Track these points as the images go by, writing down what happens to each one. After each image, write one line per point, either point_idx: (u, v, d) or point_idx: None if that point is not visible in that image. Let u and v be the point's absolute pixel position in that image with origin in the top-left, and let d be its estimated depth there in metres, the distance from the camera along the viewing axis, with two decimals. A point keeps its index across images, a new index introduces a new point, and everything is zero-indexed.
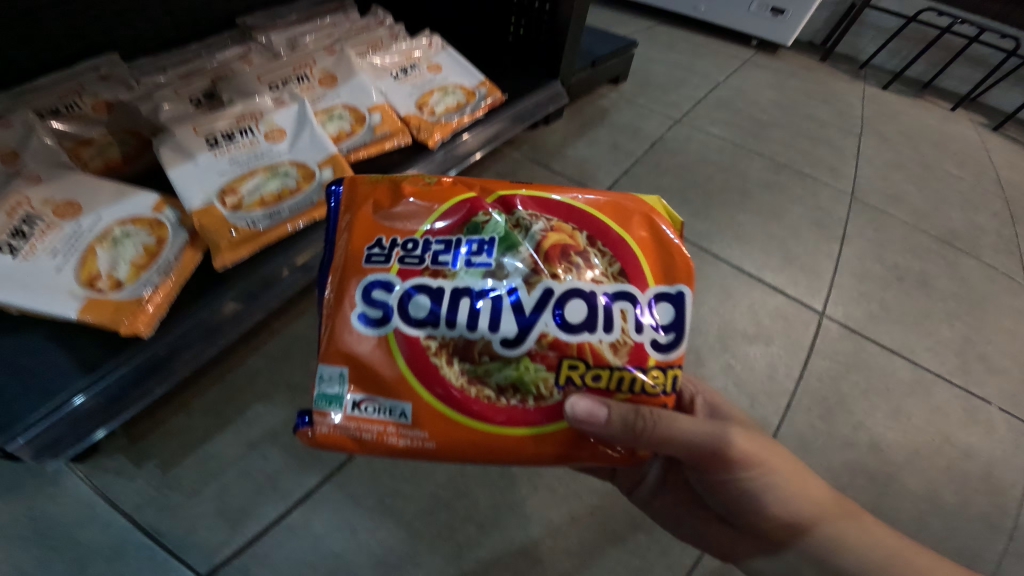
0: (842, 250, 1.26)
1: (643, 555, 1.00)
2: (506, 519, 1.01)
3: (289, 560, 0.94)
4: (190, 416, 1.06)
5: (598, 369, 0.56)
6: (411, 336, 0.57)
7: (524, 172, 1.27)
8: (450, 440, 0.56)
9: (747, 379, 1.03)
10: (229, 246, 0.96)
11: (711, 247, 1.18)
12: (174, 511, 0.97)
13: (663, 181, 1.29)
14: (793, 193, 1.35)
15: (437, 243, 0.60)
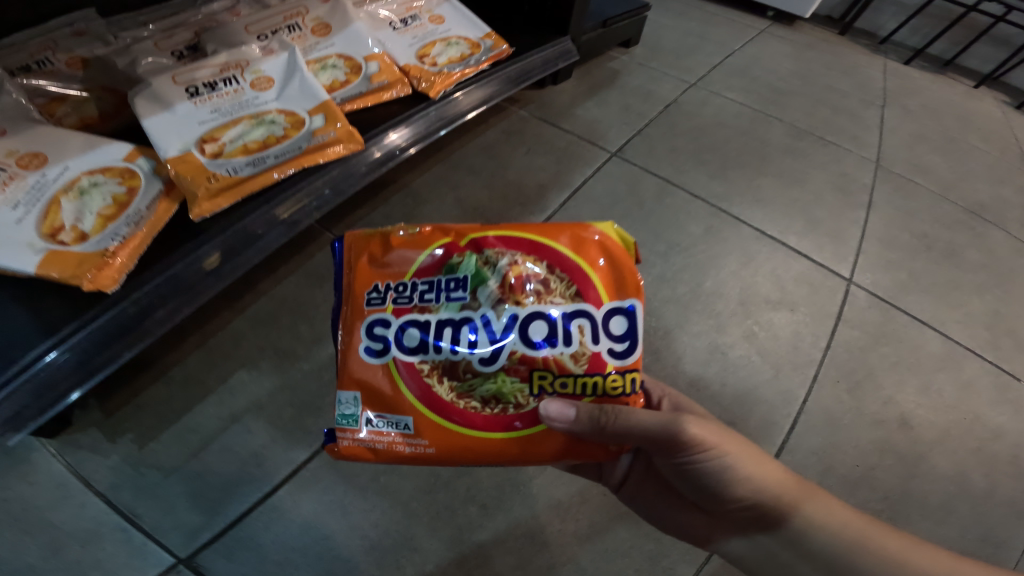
0: (868, 217, 1.18)
1: (657, 539, 0.92)
2: (512, 499, 0.92)
3: (275, 543, 0.86)
4: (167, 386, 0.95)
5: (564, 378, 0.60)
6: (409, 363, 0.60)
7: (531, 130, 1.18)
8: (450, 446, 0.60)
9: (771, 347, 0.95)
10: (206, 195, 0.85)
11: (731, 208, 1.10)
12: (152, 491, 0.89)
13: (678, 143, 1.20)
14: (816, 159, 1.27)
15: (423, 284, 0.63)
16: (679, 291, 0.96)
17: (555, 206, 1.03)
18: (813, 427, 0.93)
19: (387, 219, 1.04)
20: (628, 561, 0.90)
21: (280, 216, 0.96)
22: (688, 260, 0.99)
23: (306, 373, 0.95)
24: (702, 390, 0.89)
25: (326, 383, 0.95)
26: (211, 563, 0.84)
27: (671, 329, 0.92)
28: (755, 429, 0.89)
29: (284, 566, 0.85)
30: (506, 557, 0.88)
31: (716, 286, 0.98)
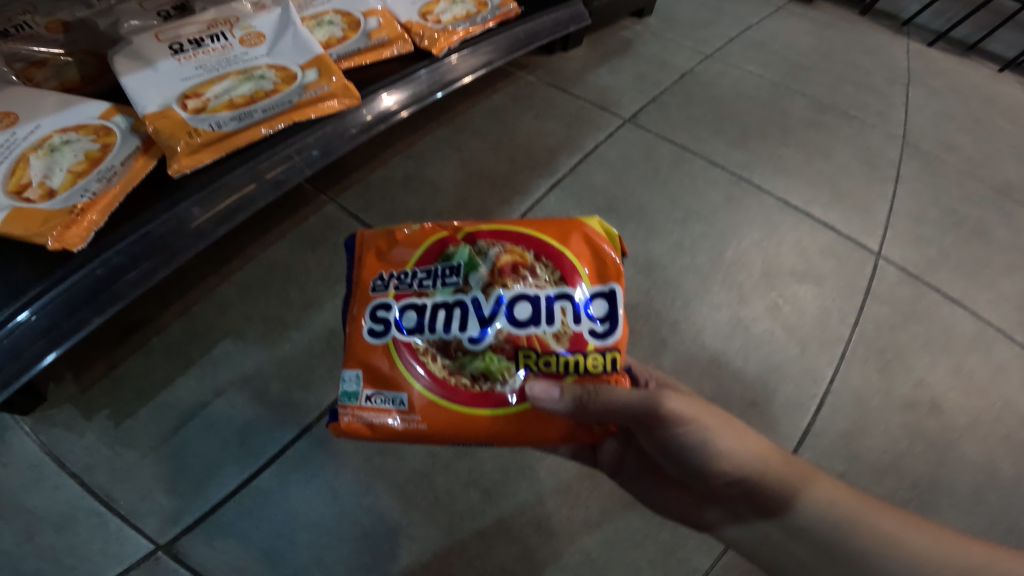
0: (897, 191, 1.12)
1: (673, 528, 0.84)
2: (517, 483, 0.84)
3: (259, 529, 0.79)
4: (146, 359, 0.87)
5: (547, 356, 0.58)
6: (407, 345, 0.59)
7: (540, 94, 1.10)
8: (443, 422, 0.58)
9: (798, 323, 0.88)
10: (187, 151, 0.78)
11: (752, 176, 1.03)
12: (129, 473, 0.82)
13: (695, 112, 1.13)
14: (840, 133, 1.20)
15: (423, 271, 0.63)
16: (698, 260, 0.89)
17: (566, 168, 0.98)
18: (841, 408, 0.86)
19: (386, 181, 0.97)
20: (640, 553, 0.82)
21: (265, 175, 0.88)
22: (708, 228, 0.93)
23: (292, 344, 0.87)
24: (723, 367, 0.82)
25: (314, 355, 0.86)
26: (193, 548, 0.78)
27: (688, 301, 0.86)
28: (778, 411, 0.83)
29: (269, 553, 0.78)
30: (509, 546, 0.81)
31: (737, 256, 0.91)
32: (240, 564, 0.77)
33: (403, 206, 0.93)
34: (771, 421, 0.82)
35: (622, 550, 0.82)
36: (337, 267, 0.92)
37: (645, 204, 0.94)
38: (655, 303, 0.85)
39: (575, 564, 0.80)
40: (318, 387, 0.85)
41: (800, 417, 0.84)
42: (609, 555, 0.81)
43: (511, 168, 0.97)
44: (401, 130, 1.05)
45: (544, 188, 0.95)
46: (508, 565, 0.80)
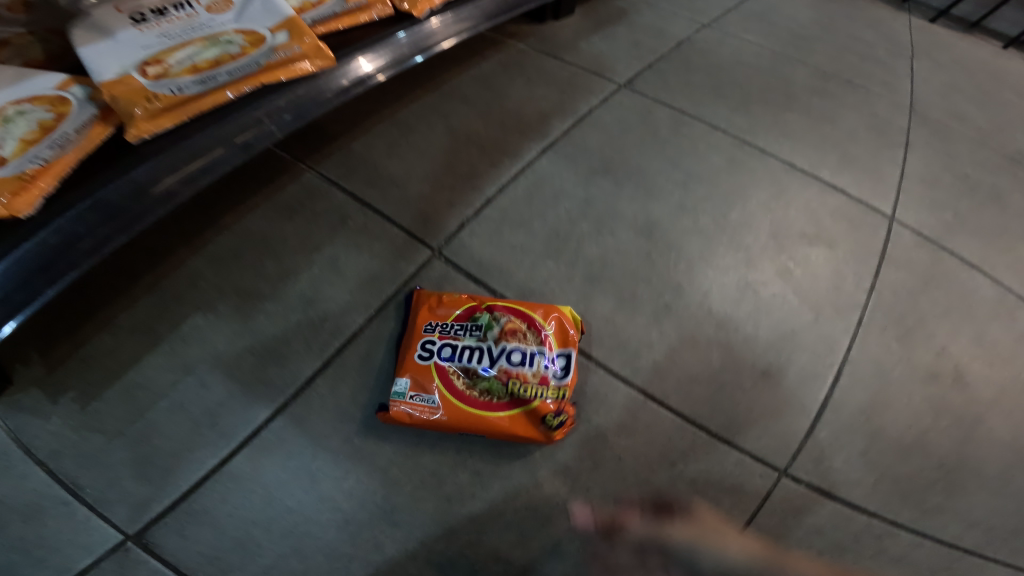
0: (906, 157, 1.07)
1: (683, 513, 0.71)
2: (509, 463, 0.74)
3: (233, 517, 0.71)
4: (116, 336, 0.81)
5: (525, 387, 0.73)
6: (445, 372, 0.73)
7: (531, 62, 1.06)
8: (460, 419, 0.71)
9: (810, 288, 0.84)
10: (146, 116, 0.72)
11: (755, 140, 0.99)
12: (94, 459, 0.74)
13: (694, 78, 1.08)
14: (846, 100, 1.15)
15: (457, 326, 0.77)
16: (701, 221, 0.87)
17: (560, 131, 0.95)
18: (860, 378, 0.80)
19: (368, 148, 0.94)
20: (646, 539, 0.71)
21: (236, 138, 0.83)
22: (711, 189, 0.90)
23: (268, 313, 0.81)
24: (731, 332, 0.79)
25: (290, 327, 0.80)
26: (164, 539, 0.70)
27: (692, 263, 0.83)
28: (792, 381, 0.78)
29: (243, 545, 0.70)
30: (503, 535, 0.71)
31: (743, 217, 0.88)
32: (212, 554, 0.70)
33: (390, 177, 0.90)
34: (786, 392, 0.77)
35: (625, 535, 0.71)
36: (316, 234, 0.86)
37: (644, 163, 0.92)
38: (657, 266, 0.83)
39: (575, 554, 0.70)
40: (294, 360, 0.78)
41: (817, 388, 0.78)
42: (611, 543, 0.70)
43: (504, 133, 0.95)
44: (388, 98, 1.01)
45: (535, 151, 0.93)
46: (501, 554, 0.70)
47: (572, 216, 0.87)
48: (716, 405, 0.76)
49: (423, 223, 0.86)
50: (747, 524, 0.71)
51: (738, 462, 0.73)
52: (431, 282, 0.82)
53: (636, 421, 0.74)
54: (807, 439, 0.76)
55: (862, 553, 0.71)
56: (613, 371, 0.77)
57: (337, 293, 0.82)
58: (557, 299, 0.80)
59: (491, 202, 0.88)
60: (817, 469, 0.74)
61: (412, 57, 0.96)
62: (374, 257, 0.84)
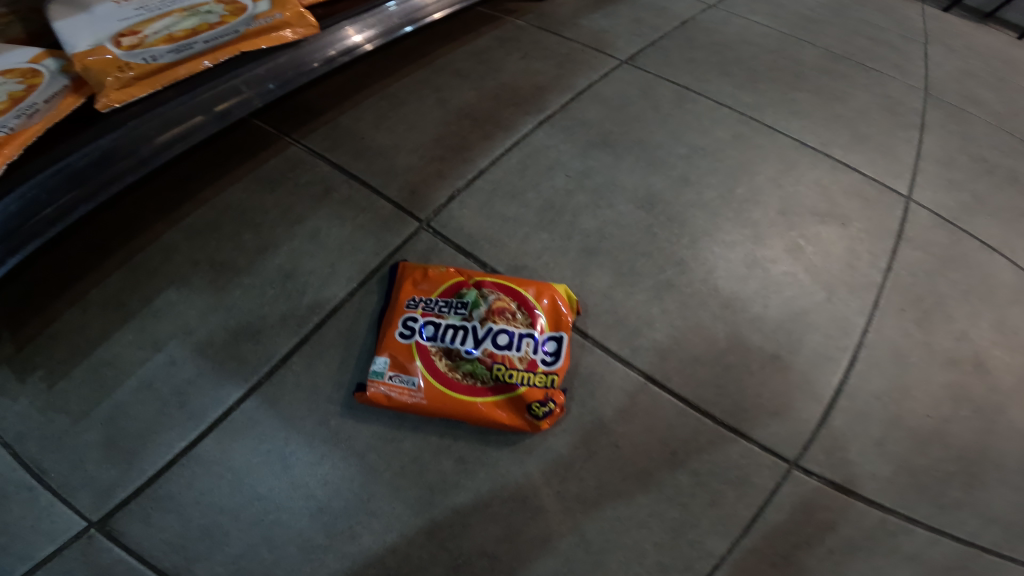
0: (921, 137, 1.02)
1: (684, 506, 0.65)
2: (498, 448, 0.69)
3: (201, 504, 0.67)
4: (85, 312, 0.76)
5: (511, 372, 0.67)
6: (426, 352, 0.69)
7: (528, 38, 1.03)
8: (440, 404, 0.67)
9: (821, 264, 0.79)
10: (117, 86, 0.69)
11: (762, 117, 0.94)
12: (58, 442, 0.70)
13: (698, 55, 1.04)
14: (857, 81, 1.10)
15: (441, 303, 0.72)
16: (705, 196, 0.83)
17: (557, 104, 0.91)
18: (875, 362, 0.74)
19: (356, 120, 0.90)
20: (645, 534, 0.64)
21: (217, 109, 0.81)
22: (716, 164, 0.86)
23: (245, 286, 0.77)
24: (738, 312, 0.74)
25: (268, 302, 0.76)
26: (126, 527, 0.66)
27: (696, 238, 0.79)
28: (805, 364, 0.73)
29: (211, 532, 0.66)
30: (489, 525, 0.66)
31: (750, 192, 0.84)
32: (178, 543, 0.65)
33: (379, 150, 0.87)
34: (798, 375, 0.72)
35: (620, 529, 0.64)
36: (299, 207, 0.82)
37: (643, 137, 0.87)
38: (657, 240, 0.78)
39: (565, 548, 0.64)
40: (270, 336, 0.74)
41: (831, 372, 0.73)
42: (606, 538, 0.64)
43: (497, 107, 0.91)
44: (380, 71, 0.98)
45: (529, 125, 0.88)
46: (485, 547, 0.65)
47: (569, 188, 0.82)
48: (722, 387, 0.70)
49: (411, 195, 0.82)
50: (754, 519, 0.65)
51: (746, 451, 0.68)
52: (417, 255, 0.78)
53: (633, 406, 0.69)
54: (821, 427, 0.70)
55: (876, 550, 0.66)
56: (611, 351, 0.71)
57: (317, 267, 0.78)
58: (550, 275, 0.75)
59: (483, 173, 0.83)
60: (829, 459, 0.69)
61: (402, 28, 0.95)
62: (357, 229, 0.80)
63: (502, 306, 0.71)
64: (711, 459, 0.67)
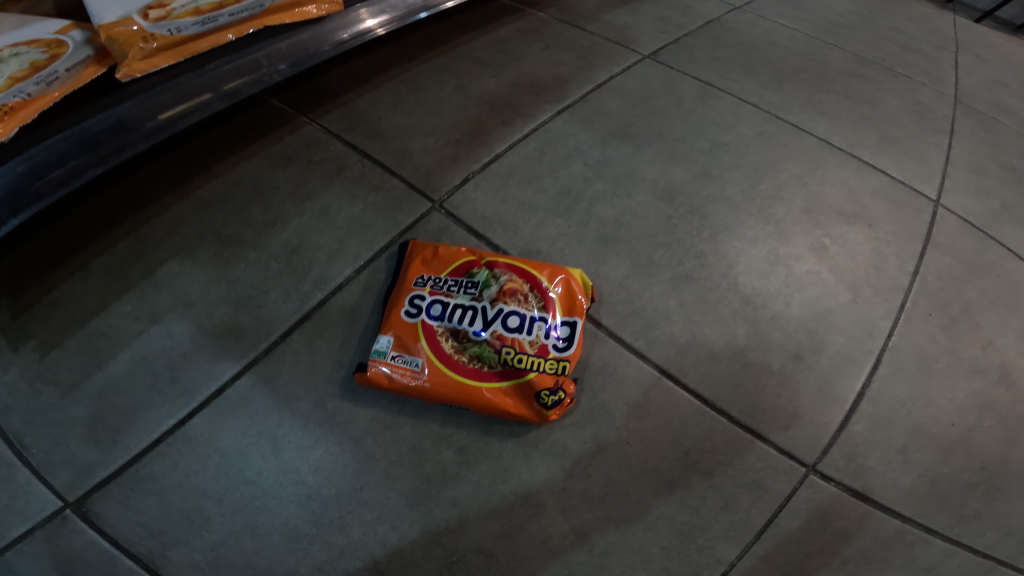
0: (951, 143, 1.00)
1: (694, 509, 0.62)
2: (501, 439, 0.66)
3: (182, 487, 0.65)
4: (85, 282, 0.76)
5: (521, 356, 0.65)
6: (432, 332, 0.67)
7: (551, 30, 1.03)
8: (443, 387, 0.64)
9: (846, 265, 0.77)
10: (139, 56, 0.70)
11: (789, 117, 0.93)
12: (45, 416, 0.69)
13: (722, 54, 1.03)
14: (886, 85, 1.09)
15: (451, 281, 0.70)
16: (728, 190, 0.82)
17: (577, 95, 0.91)
18: (898, 368, 0.71)
19: (374, 103, 0.91)
20: (652, 536, 0.61)
21: (225, 88, 0.80)
22: (739, 159, 0.85)
23: (252, 260, 0.77)
24: (758, 309, 0.72)
25: (272, 277, 0.76)
26: (103, 508, 0.64)
27: (718, 232, 0.77)
28: (827, 367, 0.70)
29: (191, 517, 0.64)
30: (487, 521, 0.62)
31: (775, 188, 0.82)
32: (155, 526, 0.64)
33: (395, 132, 0.87)
34: (818, 376, 0.69)
35: (625, 526, 0.61)
36: (311, 185, 0.83)
37: (665, 130, 0.87)
38: (676, 232, 0.77)
39: (565, 548, 0.61)
40: (274, 312, 0.74)
41: (853, 377, 0.70)
42: (611, 540, 0.61)
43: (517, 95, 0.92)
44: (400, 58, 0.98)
45: (550, 115, 0.89)
46: (482, 543, 0.62)
47: (585, 176, 0.82)
48: (740, 385, 0.68)
49: (424, 176, 0.82)
50: (767, 524, 0.62)
51: (763, 454, 0.64)
52: (427, 235, 0.77)
53: (646, 401, 0.66)
54: (842, 431, 0.67)
55: (890, 562, 0.62)
56: (625, 342, 0.70)
57: (325, 243, 0.78)
58: (567, 260, 0.74)
59: (500, 158, 0.83)
60: (849, 465, 0.65)
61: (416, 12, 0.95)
62: (368, 206, 0.80)
63: (514, 288, 0.69)
64: (721, 460, 0.64)
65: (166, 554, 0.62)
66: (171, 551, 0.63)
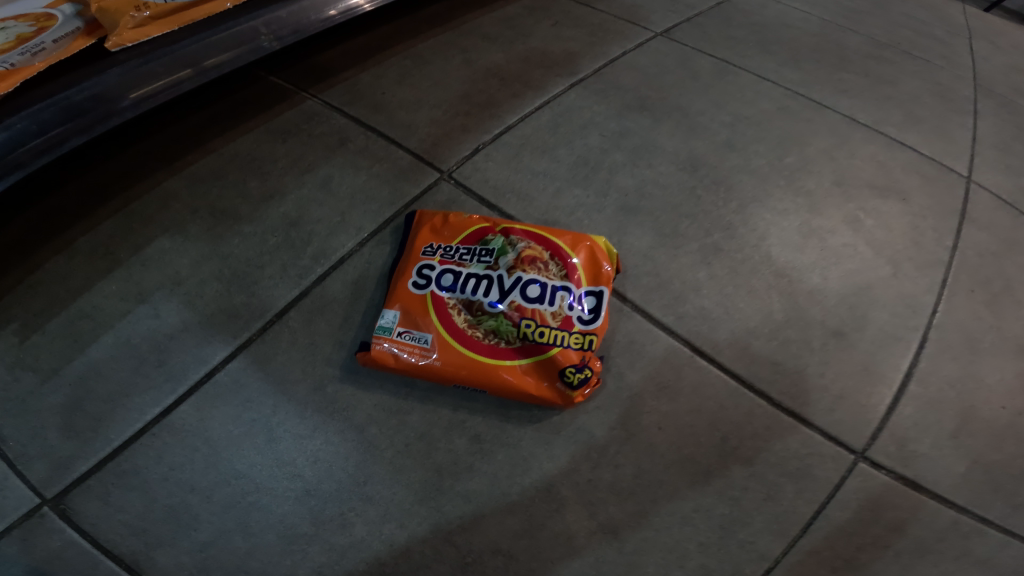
0: (976, 122, 1.34)
1: (739, 505, 0.90)
2: (520, 428, 0.97)
3: (167, 483, 0.92)
4: (70, 263, 1.09)
5: (543, 327, 0.97)
6: (442, 299, 1.00)
7: (559, 9, 1.56)
8: (451, 363, 0.95)
9: (884, 239, 1.13)
10: (131, 26, 0.94)
11: (812, 94, 1.35)
12: (26, 402, 0.97)
13: (736, 32, 1.48)
14: (905, 66, 1.44)
15: (463, 250, 1.06)
16: (752, 160, 1.23)
17: (589, 70, 1.38)
18: (939, 351, 1.02)
19: (379, 78, 1.38)
20: (689, 536, 0.88)
21: (204, 65, 1.10)
22: (760, 129, 1.28)
23: (254, 235, 1.14)
24: (794, 283, 1.08)
25: (273, 242, 1.13)
26: (82, 506, 0.90)
27: (755, 207, 1.17)
28: (871, 346, 1.03)
29: (173, 511, 0.90)
30: (507, 518, 0.90)
31: (800, 159, 1.23)
32: (137, 524, 0.89)
33: (404, 112, 1.31)
34: (864, 355, 1.02)
35: (656, 505, 0.90)
36: (317, 162, 1.23)
37: (685, 104, 1.31)
38: (704, 201, 1.17)
39: (590, 545, 0.88)
40: (278, 290, 1.08)
41: (899, 360, 1.02)
42: (642, 537, 0.88)
43: (531, 69, 1.39)
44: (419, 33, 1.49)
45: (564, 87, 1.35)
46: (500, 543, 0.88)
47: (600, 149, 1.25)
48: (778, 361, 1.01)
49: (431, 145, 1.26)
50: (821, 507, 0.90)
51: (808, 443, 0.94)
52: (437, 202, 1.18)
53: (680, 381, 0.99)
54: (891, 414, 0.97)
55: (944, 552, 0.88)
56: (660, 322, 1.04)
57: (322, 217, 1.16)
58: (585, 225, 1.14)
59: (510, 128, 1.28)
60: (895, 455, 0.94)
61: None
62: (369, 175, 1.22)
63: (531, 258, 1.03)
64: (756, 441, 0.94)
65: (152, 555, 0.88)
66: (157, 551, 0.88)
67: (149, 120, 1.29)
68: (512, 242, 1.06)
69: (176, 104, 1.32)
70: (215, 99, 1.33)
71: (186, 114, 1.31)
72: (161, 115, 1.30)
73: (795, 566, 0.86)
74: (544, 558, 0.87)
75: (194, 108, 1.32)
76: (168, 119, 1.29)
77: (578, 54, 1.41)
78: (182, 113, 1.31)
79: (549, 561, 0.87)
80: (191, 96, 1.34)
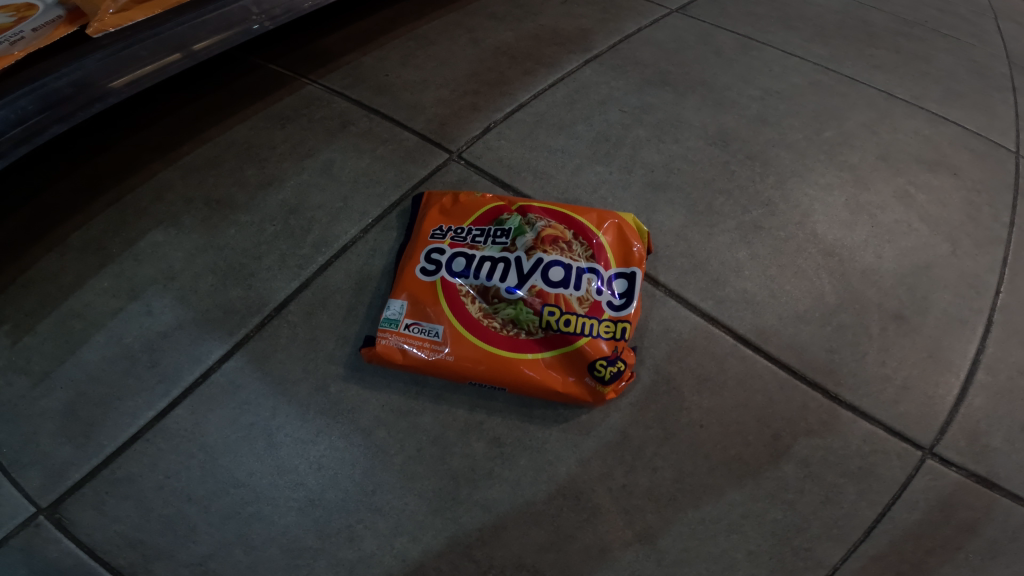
0: (1016, 97, 1.52)
1: (798, 509, 0.91)
2: (536, 426, 0.95)
3: (162, 494, 0.91)
4: (63, 257, 1.12)
5: (568, 314, 0.95)
6: (452, 286, 0.99)
7: None
8: (463, 356, 0.93)
9: (941, 217, 1.22)
10: (111, 12, 1.00)
11: (840, 68, 1.50)
12: (19, 403, 0.98)
13: (757, 10, 1.65)
14: (934, 44, 1.64)
15: (475, 231, 1.06)
16: (787, 135, 1.33)
17: (604, 47, 1.49)
18: (1006, 337, 1.08)
19: (381, 61, 1.45)
20: (742, 545, 0.88)
21: (193, 49, 1.16)
22: (798, 100, 1.41)
23: (251, 225, 1.16)
24: (847, 266, 1.13)
25: (272, 233, 1.15)
26: (75, 516, 0.89)
27: (802, 184, 1.24)
28: (936, 331, 1.07)
29: (171, 522, 0.89)
30: (535, 529, 0.88)
31: (836, 133, 1.34)
32: (132, 536, 0.88)
33: (410, 94, 1.37)
34: (929, 338, 1.07)
35: (698, 511, 0.90)
36: (318, 147, 1.27)
37: (706, 81, 1.43)
38: (739, 177, 1.25)
39: (627, 554, 0.87)
40: (278, 282, 1.09)
41: (967, 345, 1.07)
42: (683, 548, 0.88)
43: (543, 47, 1.49)
44: (424, 16, 1.58)
45: (578, 64, 1.45)
46: (524, 557, 0.87)
47: (621, 125, 1.32)
48: (835, 349, 1.04)
49: (440, 126, 1.31)
50: (896, 499, 0.93)
51: (871, 441, 0.96)
52: (448, 184, 1.21)
53: (724, 374, 1.00)
54: (962, 405, 1.01)
55: (1017, 552, 0.92)
56: (703, 310, 1.06)
57: (325, 208, 1.18)
58: (609, 202, 1.19)
59: (523, 106, 1.35)
60: (966, 450, 0.97)
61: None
62: (373, 161, 1.24)
63: (553, 240, 1.03)
64: (810, 437, 0.96)
65: (148, 567, 0.87)
66: (155, 563, 0.87)
67: (144, 112, 1.34)
68: (530, 222, 1.07)
69: (170, 96, 1.37)
70: (209, 89, 1.38)
71: (179, 105, 1.35)
72: (154, 108, 1.34)
73: (857, 571, 0.88)
74: (573, 570, 0.86)
75: (187, 99, 1.36)
76: (162, 111, 1.34)
77: (591, 31, 1.53)
78: (175, 103, 1.35)
79: (580, 573, 0.86)
80: (184, 88, 1.38)
